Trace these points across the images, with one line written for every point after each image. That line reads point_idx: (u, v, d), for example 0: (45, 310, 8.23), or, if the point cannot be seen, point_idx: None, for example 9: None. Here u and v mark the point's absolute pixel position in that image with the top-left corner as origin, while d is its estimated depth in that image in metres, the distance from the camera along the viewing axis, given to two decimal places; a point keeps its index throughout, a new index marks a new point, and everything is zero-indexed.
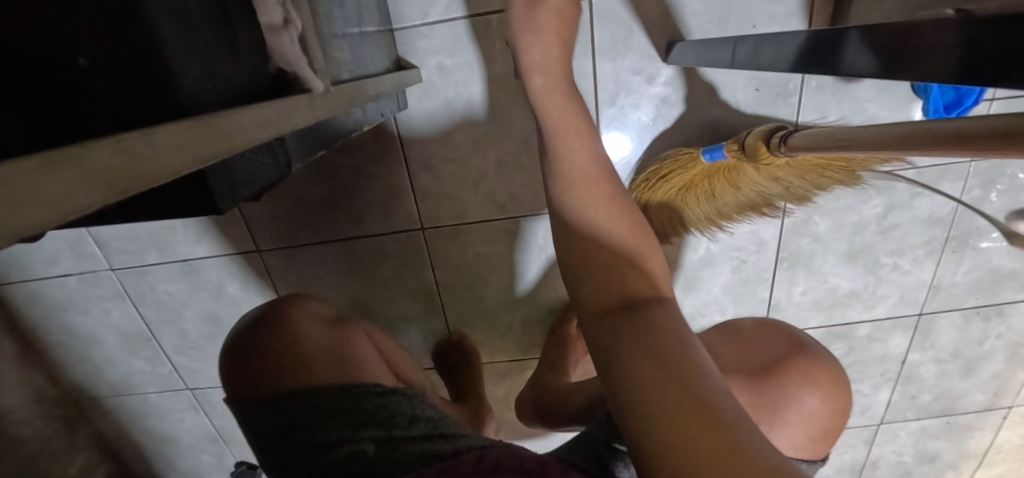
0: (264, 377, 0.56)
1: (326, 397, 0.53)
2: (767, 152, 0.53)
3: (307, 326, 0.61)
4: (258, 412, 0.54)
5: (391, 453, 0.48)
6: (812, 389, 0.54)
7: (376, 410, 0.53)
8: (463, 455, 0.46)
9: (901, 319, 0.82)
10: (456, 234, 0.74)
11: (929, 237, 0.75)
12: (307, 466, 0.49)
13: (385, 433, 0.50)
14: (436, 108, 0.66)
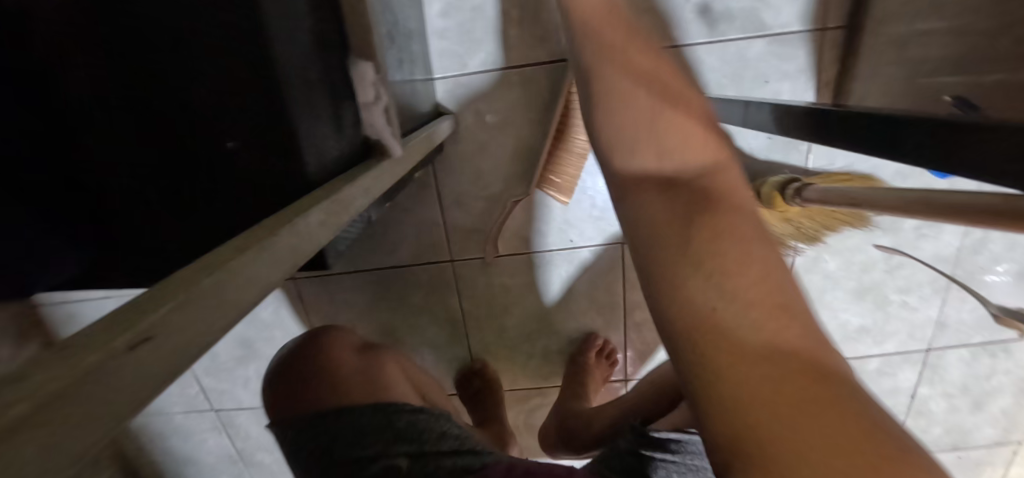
0: (308, 392, 0.61)
1: (360, 415, 0.57)
2: (782, 201, 0.57)
3: (339, 353, 0.64)
4: (298, 432, 0.58)
5: (425, 467, 0.53)
6: None
7: (407, 427, 0.57)
8: (490, 468, 0.52)
9: (910, 353, 0.85)
10: (483, 266, 0.78)
11: (936, 276, 0.78)
12: None
13: (416, 448, 0.55)
14: (469, 150, 0.71)
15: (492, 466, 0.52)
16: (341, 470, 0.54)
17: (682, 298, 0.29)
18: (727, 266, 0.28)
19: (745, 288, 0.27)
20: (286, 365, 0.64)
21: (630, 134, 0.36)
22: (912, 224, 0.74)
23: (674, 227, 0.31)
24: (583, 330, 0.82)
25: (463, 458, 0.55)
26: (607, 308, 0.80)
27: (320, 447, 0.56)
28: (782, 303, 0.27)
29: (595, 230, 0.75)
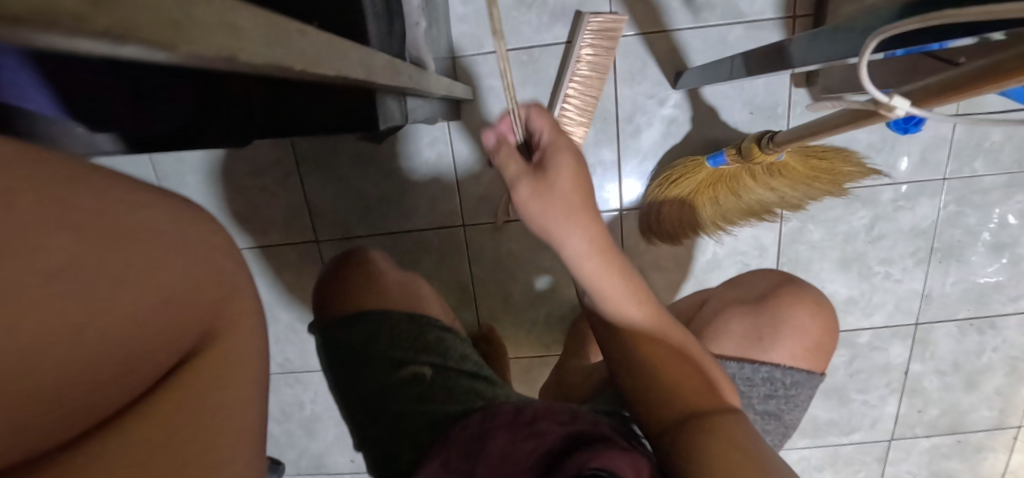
0: (346, 294, 0.64)
1: (396, 320, 0.61)
2: (759, 151, 0.64)
3: (381, 267, 0.67)
4: (333, 329, 0.61)
5: (446, 382, 0.57)
6: (800, 308, 0.58)
7: (437, 341, 0.61)
8: (502, 407, 0.52)
9: (898, 327, 0.88)
10: (493, 231, 0.84)
11: (916, 247, 0.83)
12: (374, 378, 0.58)
13: (440, 362, 0.59)
14: (483, 121, 0.80)
15: (501, 407, 0.52)
16: (365, 368, 0.59)
17: (680, 439, 0.44)
18: (708, 424, 0.44)
19: (712, 440, 0.42)
20: (327, 274, 0.66)
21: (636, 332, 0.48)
22: (889, 196, 0.80)
23: (667, 391, 0.47)
24: None
25: (478, 384, 0.58)
26: None
27: (356, 352, 0.59)
28: (750, 457, 0.40)
29: (595, 197, 0.82)
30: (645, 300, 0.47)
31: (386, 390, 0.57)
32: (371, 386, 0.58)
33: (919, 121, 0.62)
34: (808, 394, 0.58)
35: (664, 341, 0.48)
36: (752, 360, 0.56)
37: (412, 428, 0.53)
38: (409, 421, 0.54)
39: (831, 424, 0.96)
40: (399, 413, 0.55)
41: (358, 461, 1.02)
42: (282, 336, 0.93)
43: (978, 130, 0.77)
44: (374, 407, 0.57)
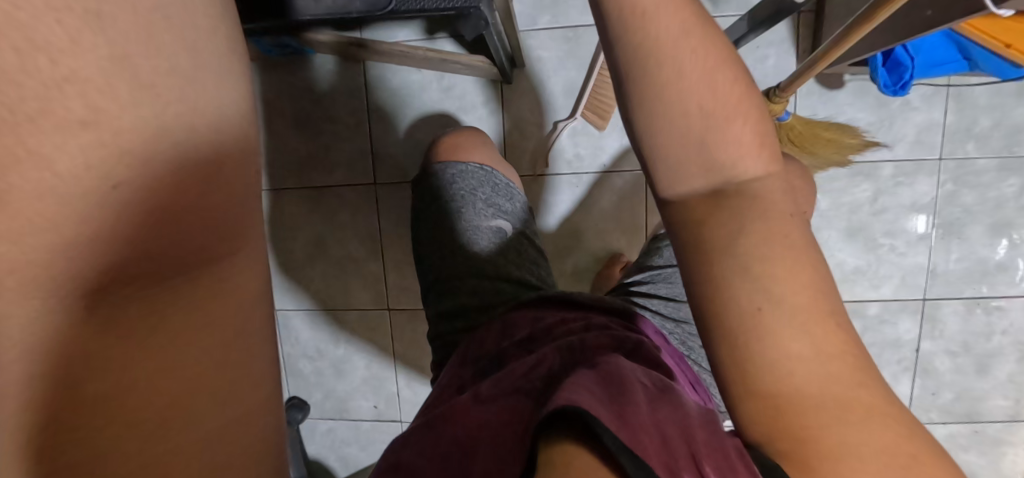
0: (451, 152, 0.74)
1: (489, 184, 0.73)
2: (768, 102, 0.76)
3: (476, 146, 0.75)
4: (434, 174, 0.73)
5: (518, 244, 0.73)
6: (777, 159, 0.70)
7: (521, 209, 0.76)
8: (521, 317, 0.61)
9: (906, 301, 0.93)
10: (530, 184, 0.95)
11: (917, 222, 0.91)
12: (461, 220, 0.72)
13: (516, 231, 0.73)
14: (530, 85, 0.92)
15: (517, 318, 0.61)
16: (452, 213, 0.72)
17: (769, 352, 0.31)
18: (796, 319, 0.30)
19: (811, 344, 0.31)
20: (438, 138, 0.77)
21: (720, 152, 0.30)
22: (889, 172, 0.90)
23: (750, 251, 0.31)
24: (609, 250, 0.96)
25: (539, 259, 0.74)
26: (630, 229, 0.95)
27: (454, 196, 0.72)
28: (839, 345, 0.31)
29: (624, 158, 0.93)
30: (721, 63, 0.29)
31: (473, 231, 0.72)
32: (460, 225, 0.72)
33: (903, 83, 0.74)
34: None
35: (752, 150, 0.30)
36: None
37: (482, 275, 0.70)
38: (470, 263, 0.71)
39: None
40: (480, 253, 0.71)
41: (380, 408, 1.07)
42: (329, 273, 1.02)
43: (969, 116, 0.87)
44: (451, 241, 0.72)
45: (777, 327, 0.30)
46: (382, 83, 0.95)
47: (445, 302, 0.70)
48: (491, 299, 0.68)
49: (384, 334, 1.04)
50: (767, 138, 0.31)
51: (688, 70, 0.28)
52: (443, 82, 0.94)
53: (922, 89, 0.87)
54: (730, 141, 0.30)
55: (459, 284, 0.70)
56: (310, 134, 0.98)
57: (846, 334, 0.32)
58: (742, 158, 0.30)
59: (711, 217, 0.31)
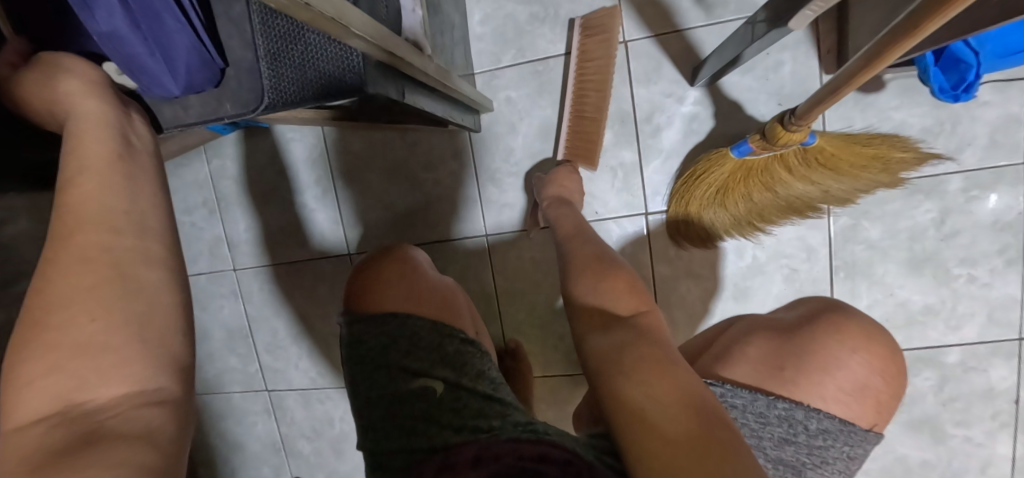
0: (373, 296, 0.63)
1: (417, 326, 0.60)
2: (783, 131, 0.60)
3: (408, 272, 0.66)
4: (358, 324, 0.61)
5: (453, 401, 0.53)
6: (847, 347, 0.52)
7: (455, 355, 0.58)
8: (460, 454, 0.45)
9: (997, 343, 0.74)
10: (516, 240, 0.84)
11: (1003, 244, 0.72)
12: (388, 382, 0.56)
13: (454, 378, 0.55)
14: (501, 130, 0.81)
15: (460, 455, 0.45)
16: (374, 371, 0.57)
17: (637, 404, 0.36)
18: (657, 387, 0.37)
19: (669, 412, 0.35)
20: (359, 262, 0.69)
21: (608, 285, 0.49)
22: (958, 185, 0.71)
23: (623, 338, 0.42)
24: None
25: (490, 408, 0.52)
26: None
27: (371, 351, 0.59)
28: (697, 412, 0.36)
29: (619, 200, 0.80)
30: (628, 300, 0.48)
31: (396, 396, 0.55)
32: (379, 391, 0.56)
33: (967, 85, 0.57)
34: (843, 450, 0.49)
35: (631, 297, 0.48)
36: (769, 393, 0.49)
37: (411, 445, 0.49)
38: (397, 424, 0.52)
39: (926, 467, 0.80)
40: (404, 420, 0.52)
41: None
42: (317, 350, 0.96)
43: None
44: (378, 407, 0.55)
45: (648, 412, 0.36)
46: (344, 148, 0.87)
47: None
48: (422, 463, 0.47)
49: None
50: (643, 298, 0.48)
51: (587, 269, 0.52)
52: (408, 138, 0.85)
53: (992, 79, 0.68)
54: (621, 301, 0.47)
55: (386, 459, 0.50)
56: (278, 208, 0.91)
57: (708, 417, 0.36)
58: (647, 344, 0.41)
59: (603, 335, 0.44)
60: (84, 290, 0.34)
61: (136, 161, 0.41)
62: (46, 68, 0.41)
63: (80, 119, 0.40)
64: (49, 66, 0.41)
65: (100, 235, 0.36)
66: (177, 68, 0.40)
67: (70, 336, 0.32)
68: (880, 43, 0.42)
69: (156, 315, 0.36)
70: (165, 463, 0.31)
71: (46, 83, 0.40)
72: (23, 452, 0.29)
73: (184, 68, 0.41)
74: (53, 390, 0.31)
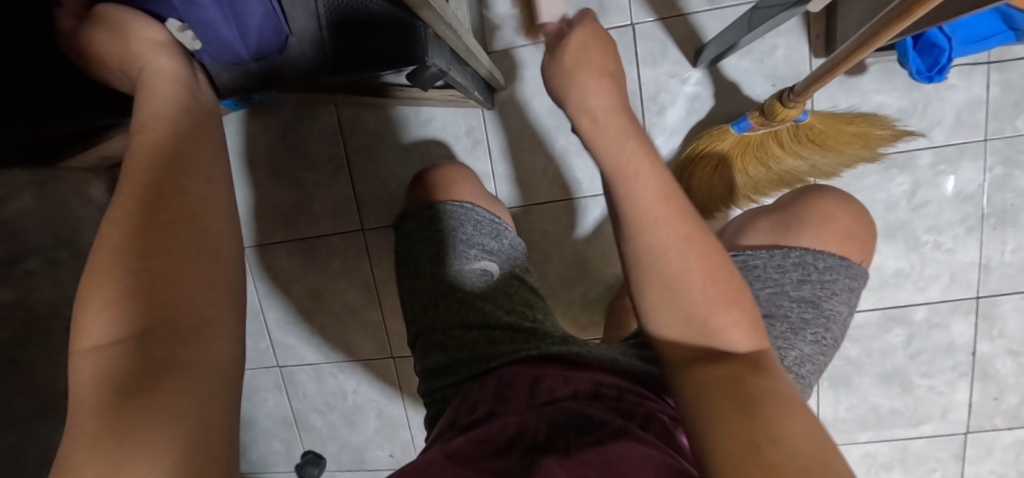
0: (432, 192, 0.66)
1: (477, 219, 0.64)
2: (781, 108, 0.66)
3: (461, 175, 0.69)
4: (421, 214, 0.64)
5: (507, 286, 0.62)
6: (835, 204, 0.66)
7: (509, 249, 0.65)
8: (517, 376, 0.50)
9: (958, 302, 0.84)
10: (527, 213, 0.88)
11: (964, 213, 0.80)
12: (452, 268, 0.61)
13: (508, 273, 0.63)
14: (514, 108, 0.85)
15: (516, 377, 0.50)
16: (434, 264, 0.61)
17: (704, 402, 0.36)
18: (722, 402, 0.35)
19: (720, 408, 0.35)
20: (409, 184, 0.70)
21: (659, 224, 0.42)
22: (927, 160, 0.79)
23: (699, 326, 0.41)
24: (620, 277, 0.89)
25: (535, 308, 0.62)
26: None
27: (436, 240, 0.62)
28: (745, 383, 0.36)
29: None
30: (618, 119, 0.45)
31: (457, 282, 0.61)
32: (442, 271, 0.61)
33: (940, 67, 0.64)
34: (846, 282, 0.63)
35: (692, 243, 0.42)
36: (781, 248, 0.64)
37: (471, 323, 0.59)
38: (459, 311, 0.59)
39: (895, 415, 0.89)
40: (463, 299, 0.60)
41: (396, 456, 1.04)
42: (328, 325, 0.98)
43: (1017, 88, 0.76)
44: (439, 290, 0.61)
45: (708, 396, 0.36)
46: (356, 124, 0.89)
47: (430, 361, 0.58)
48: (482, 350, 0.56)
49: (391, 382, 0.99)
50: (705, 248, 0.42)
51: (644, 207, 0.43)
52: (422, 114, 0.87)
53: (958, 65, 0.76)
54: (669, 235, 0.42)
55: (444, 338, 0.58)
56: (289, 185, 0.92)
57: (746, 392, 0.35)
58: (643, 189, 0.43)
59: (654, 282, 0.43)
60: (139, 234, 0.33)
61: (199, 116, 0.42)
62: (112, 26, 0.43)
63: (151, 72, 0.41)
64: (117, 24, 0.42)
65: (165, 177, 0.36)
66: (251, 36, 0.46)
67: (151, 269, 0.32)
68: (878, 25, 0.47)
69: (219, 257, 0.36)
70: (229, 399, 0.33)
71: (118, 41, 0.42)
72: (99, 375, 0.29)
73: (257, 35, 0.46)
74: (130, 315, 0.31)
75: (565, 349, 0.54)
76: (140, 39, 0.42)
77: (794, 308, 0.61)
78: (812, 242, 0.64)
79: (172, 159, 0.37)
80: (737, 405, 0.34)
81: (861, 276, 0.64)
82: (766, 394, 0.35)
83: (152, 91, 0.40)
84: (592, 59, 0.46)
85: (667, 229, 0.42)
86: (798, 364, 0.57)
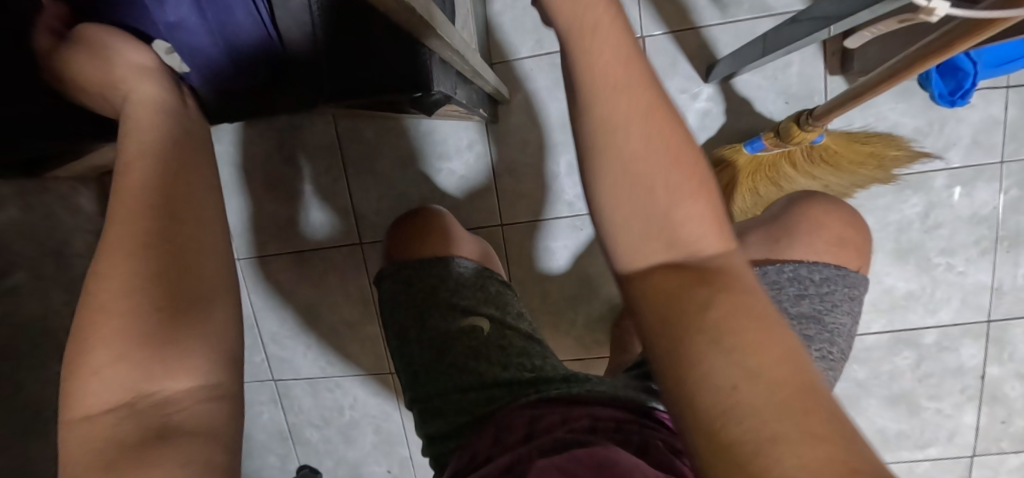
0: (412, 244, 0.65)
1: (460, 269, 0.63)
2: (798, 130, 0.64)
3: (445, 218, 0.69)
4: (399, 273, 0.63)
5: (499, 338, 0.59)
6: (827, 211, 0.64)
7: (497, 295, 0.63)
8: (515, 416, 0.48)
9: (969, 325, 0.82)
10: (531, 229, 0.86)
11: (978, 235, 0.79)
12: (437, 323, 0.59)
13: (497, 317, 0.61)
14: (518, 121, 0.82)
15: (514, 419, 0.48)
16: (419, 323, 0.60)
17: (702, 375, 0.25)
18: (744, 342, 0.25)
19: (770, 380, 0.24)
20: (387, 235, 0.68)
21: (614, 85, 0.29)
22: (942, 182, 0.77)
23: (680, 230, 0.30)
24: None
25: (531, 348, 0.60)
26: None
27: (421, 294, 0.61)
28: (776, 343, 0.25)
29: None
30: None
31: (446, 335, 0.58)
32: (430, 333, 0.59)
33: (963, 91, 0.62)
34: (845, 291, 0.60)
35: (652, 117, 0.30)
36: (776, 262, 0.61)
37: (466, 383, 0.55)
38: (449, 365, 0.57)
39: (901, 437, 0.88)
40: (455, 360, 0.57)
41: (394, 472, 1.02)
42: (325, 339, 0.96)
43: None
44: (428, 348, 0.59)
45: (732, 391, 0.24)
46: (355, 136, 0.86)
47: (433, 428, 0.55)
48: (483, 410, 0.53)
49: (389, 398, 0.97)
50: (676, 135, 0.30)
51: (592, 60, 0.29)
52: (422, 126, 0.84)
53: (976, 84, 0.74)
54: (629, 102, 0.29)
55: (442, 403, 0.55)
56: (284, 196, 0.89)
57: (783, 356, 0.25)
58: (604, 54, 0.29)
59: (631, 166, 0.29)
60: (119, 287, 0.31)
61: (191, 148, 0.39)
62: (95, 49, 0.39)
63: (136, 102, 0.39)
64: (98, 47, 0.39)
65: (151, 228, 0.33)
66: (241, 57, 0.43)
67: (143, 317, 0.30)
68: (911, 57, 0.45)
69: (212, 306, 0.33)
70: (231, 467, 0.29)
71: (99, 65, 0.39)
72: (91, 449, 0.28)
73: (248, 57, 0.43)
74: (120, 381, 0.29)
75: (565, 389, 0.51)
76: (123, 63, 0.39)
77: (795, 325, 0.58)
78: (805, 253, 0.61)
79: (164, 203, 0.34)
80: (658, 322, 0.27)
81: (858, 284, 0.62)
82: (757, 307, 0.27)
83: (137, 125, 0.38)
84: None
85: (630, 90, 0.29)
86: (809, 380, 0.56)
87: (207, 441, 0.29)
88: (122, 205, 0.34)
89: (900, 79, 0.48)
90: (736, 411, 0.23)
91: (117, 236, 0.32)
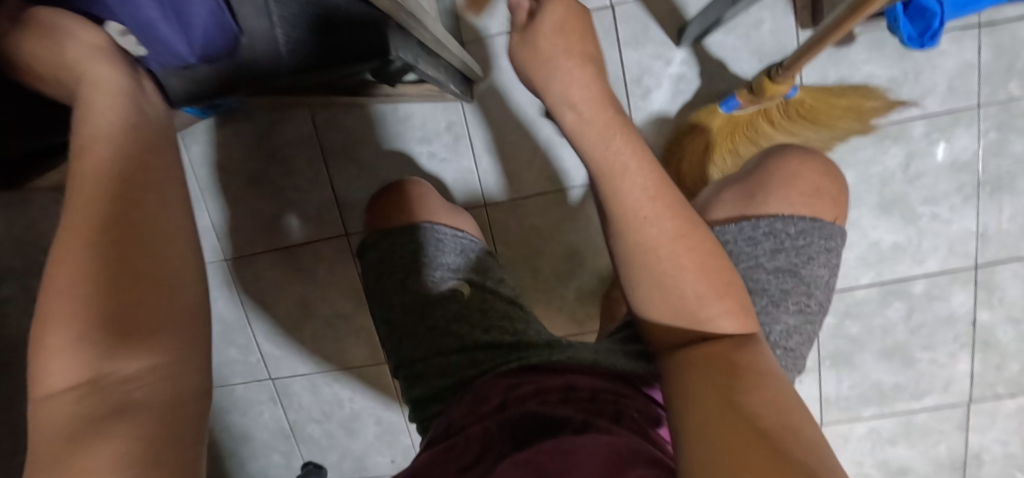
0: (391, 215, 0.64)
1: (440, 235, 0.62)
2: (771, 85, 0.64)
3: (423, 187, 0.68)
4: (378, 242, 0.63)
5: (480, 303, 0.59)
6: (801, 163, 0.64)
7: (477, 260, 0.64)
8: (495, 382, 0.49)
9: (956, 272, 0.82)
10: (515, 208, 0.86)
11: (960, 182, 0.79)
12: (416, 291, 0.59)
13: (477, 282, 0.61)
14: (495, 99, 0.82)
15: (492, 389, 0.48)
16: (400, 290, 0.60)
17: (689, 406, 0.34)
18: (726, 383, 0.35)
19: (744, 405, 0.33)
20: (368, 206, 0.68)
21: (639, 208, 0.41)
22: (921, 130, 0.77)
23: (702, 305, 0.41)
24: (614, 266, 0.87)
25: (512, 311, 0.60)
26: None
27: (400, 261, 0.61)
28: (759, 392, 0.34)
29: None
30: (602, 112, 0.42)
31: (427, 300, 0.59)
32: (410, 296, 0.59)
33: (932, 32, 0.61)
34: (822, 243, 0.60)
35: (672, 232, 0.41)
36: (751, 218, 0.61)
37: (447, 348, 0.55)
38: (428, 330, 0.57)
39: (898, 390, 0.88)
40: (436, 324, 0.57)
41: (398, 462, 1.02)
42: (319, 333, 0.95)
43: (1008, 52, 0.74)
44: (410, 315, 0.59)
45: (713, 424, 0.32)
46: (333, 126, 0.85)
47: (415, 391, 0.56)
48: (464, 374, 0.53)
49: (388, 388, 0.97)
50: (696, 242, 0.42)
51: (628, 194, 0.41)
52: (399, 111, 0.84)
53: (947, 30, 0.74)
54: (654, 224, 0.41)
55: (424, 366, 0.56)
56: (267, 192, 0.89)
57: (763, 401, 0.33)
58: (633, 191, 0.41)
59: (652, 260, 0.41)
60: (75, 261, 0.30)
61: (151, 132, 0.39)
62: (43, 29, 0.38)
63: (91, 84, 0.38)
64: (47, 28, 0.38)
65: (111, 209, 0.33)
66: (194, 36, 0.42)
67: (96, 284, 0.30)
68: None
69: (173, 285, 0.33)
70: (190, 435, 0.30)
71: (50, 48, 0.38)
72: (56, 423, 0.27)
73: (200, 36, 0.42)
74: (75, 357, 0.28)
75: (545, 355, 0.51)
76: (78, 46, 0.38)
77: (771, 280, 0.59)
78: (783, 208, 0.61)
79: (126, 188, 0.34)
80: (706, 372, 0.36)
81: (835, 234, 0.62)
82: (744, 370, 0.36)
83: (95, 105, 0.37)
84: (562, 41, 0.42)
85: (650, 209, 0.41)
86: (785, 337, 0.58)
87: (169, 414, 0.29)
88: (85, 183, 0.34)
89: (866, 11, 0.47)
90: (702, 425, 0.32)
91: (83, 210, 0.33)
